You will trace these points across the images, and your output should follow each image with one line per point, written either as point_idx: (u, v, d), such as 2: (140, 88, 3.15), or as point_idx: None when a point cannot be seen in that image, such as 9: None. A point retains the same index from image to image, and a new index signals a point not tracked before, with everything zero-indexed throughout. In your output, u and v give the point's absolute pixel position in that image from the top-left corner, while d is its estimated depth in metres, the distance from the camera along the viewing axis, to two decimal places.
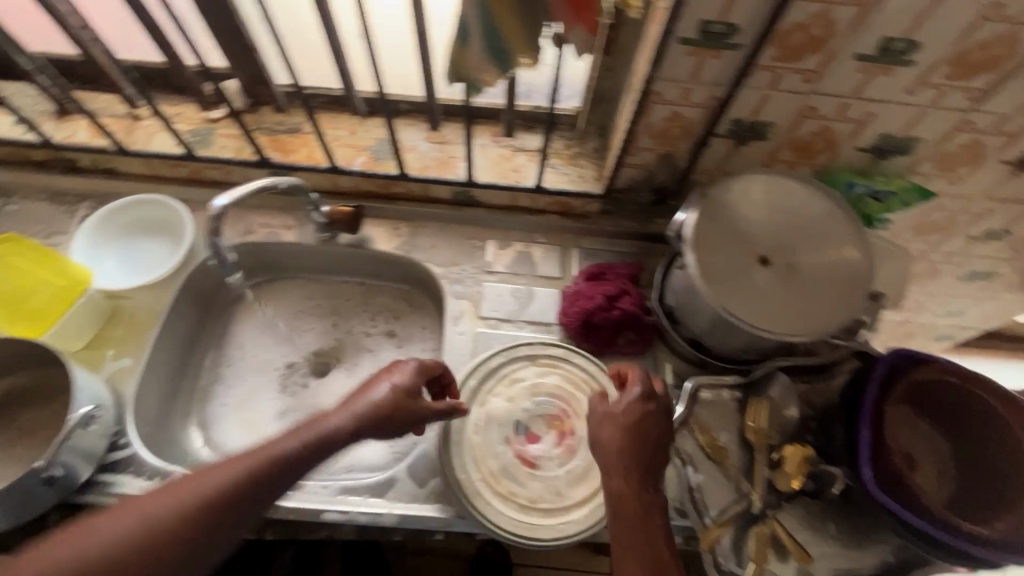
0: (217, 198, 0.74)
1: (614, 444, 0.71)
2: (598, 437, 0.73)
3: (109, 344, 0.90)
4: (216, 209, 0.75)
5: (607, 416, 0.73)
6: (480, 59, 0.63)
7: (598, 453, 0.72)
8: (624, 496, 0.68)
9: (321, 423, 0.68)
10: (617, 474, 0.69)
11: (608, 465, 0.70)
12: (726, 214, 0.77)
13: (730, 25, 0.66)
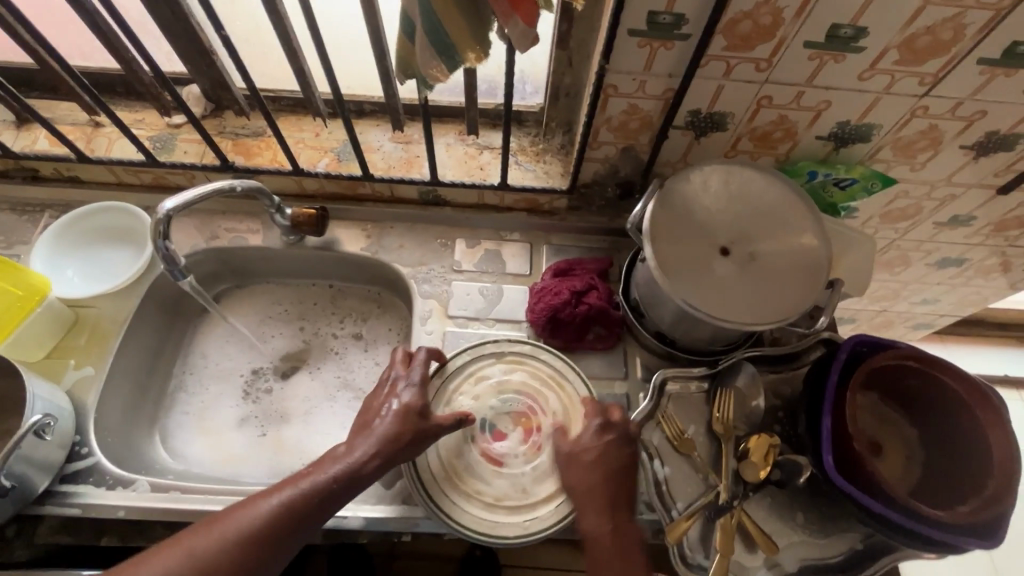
0: (165, 202, 0.74)
1: (583, 483, 0.73)
2: (568, 478, 0.75)
3: (71, 354, 0.88)
4: (164, 213, 0.74)
5: (571, 454, 0.76)
6: (427, 55, 0.62)
7: (570, 491, 0.74)
8: (598, 536, 0.70)
9: (345, 454, 0.69)
10: (591, 514, 0.71)
11: (580, 504, 0.73)
12: (686, 205, 0.77)
13: (677, 15, 0.66)
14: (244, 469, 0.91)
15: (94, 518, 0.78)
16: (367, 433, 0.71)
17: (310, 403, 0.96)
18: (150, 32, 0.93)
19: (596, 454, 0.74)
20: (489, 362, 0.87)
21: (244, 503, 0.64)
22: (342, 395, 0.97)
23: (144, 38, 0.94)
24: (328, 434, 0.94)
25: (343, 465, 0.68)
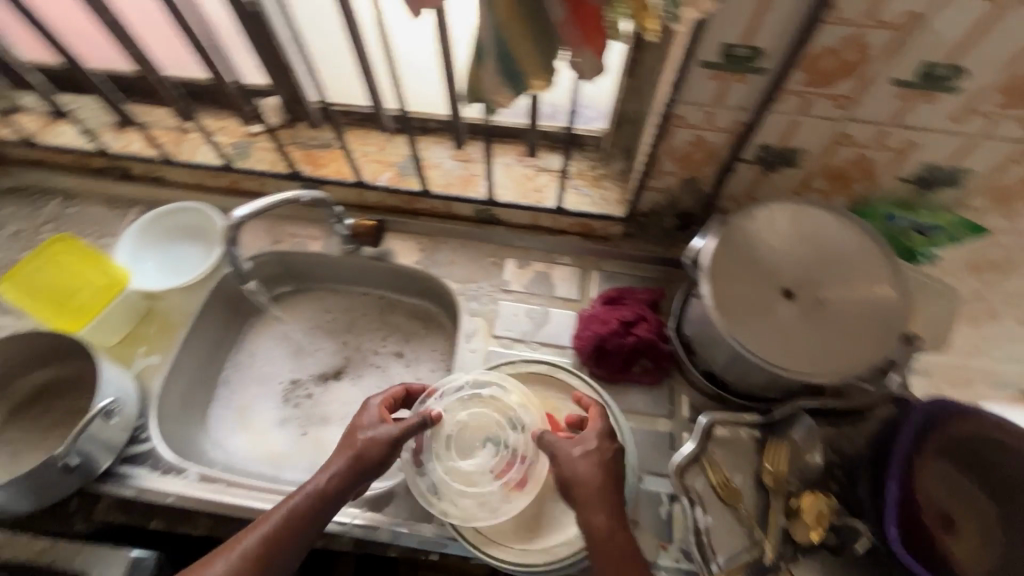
0: (239, 207, 0.79)
1: (596, 481, 0.67)
2: (569, 477, 0.67)
3: (140, 342, 0.95)
4: (238, 217, 0.79)
5: (584, 453, 0.69)
6: (494, 81, 0.63)
7: (574, 490, 0.67)
8: (610, 536, 0.64)
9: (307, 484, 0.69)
10: (601, 509, 0.65)
11: (587, 501, 0.66)
12: (749, 243, 0.73)
13: (755, 48, 0.63)
14: (282, 469, 0.93)
15: (145, 502, 0.82)
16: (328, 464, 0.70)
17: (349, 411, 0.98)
18: None
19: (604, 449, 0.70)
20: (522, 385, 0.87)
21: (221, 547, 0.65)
22: None
23: None
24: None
25: (307, 495, 0.68)
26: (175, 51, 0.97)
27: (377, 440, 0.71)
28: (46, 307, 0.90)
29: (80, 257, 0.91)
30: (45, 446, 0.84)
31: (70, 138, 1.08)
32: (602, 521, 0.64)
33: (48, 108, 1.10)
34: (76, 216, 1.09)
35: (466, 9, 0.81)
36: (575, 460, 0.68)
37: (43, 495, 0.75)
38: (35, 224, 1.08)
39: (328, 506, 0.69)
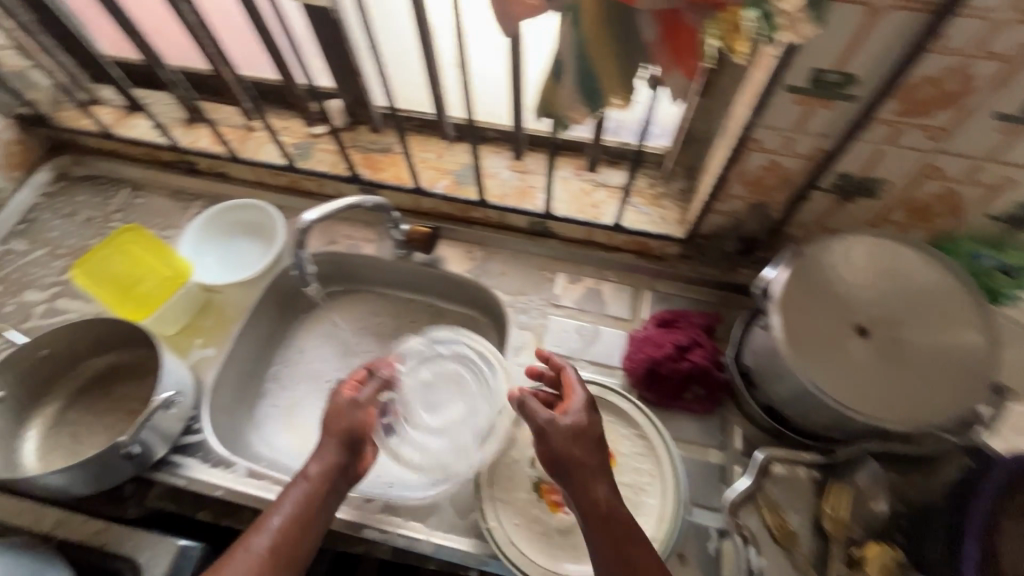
0: (308, 212, 0.80)
1: (595, 456, 0.66)
2: (568, 454, 0.65)
3: (198, 333, 0.98)
4: (306, 222, 0.80)
5: (577, 429, 0.67)
6: (571, 98, 0.62)
7: (572, 468, 0.65)
8: (615, 516, 0.63)
9: (304, 477, 0.69)
10: (602, 484, 0.64)
11: (586, 478, 0.64)
12: (824, 276, 0.70)
13: (848, 75, 0.60)
14: None
15: (195, 492, 0.83)
16: (316, 455, 0.72)
17: None
18: None
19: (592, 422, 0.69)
20: None
21: (229, 555, 0.62)
22: None
23: None
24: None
25: (309, 485, 0.69)
26: (252, 53, 1.00)
27: (356, 416, 0.75)
28: (112, 294, 0.93)
29: (149, 247, 0.95)
30: (105, 429, 0.87)
31: (143, 131, 1.12)
32: (606, 494, 0.64)
33: (125, 102, 1.14)
34: (143, 206, 1.13)
35: (541, 37, 0.81)
36: (573, 440, 0.66)
37: (102, 479, 0.77)
38: (106, 212, 1.12)
39: (328, 496, 0.69)
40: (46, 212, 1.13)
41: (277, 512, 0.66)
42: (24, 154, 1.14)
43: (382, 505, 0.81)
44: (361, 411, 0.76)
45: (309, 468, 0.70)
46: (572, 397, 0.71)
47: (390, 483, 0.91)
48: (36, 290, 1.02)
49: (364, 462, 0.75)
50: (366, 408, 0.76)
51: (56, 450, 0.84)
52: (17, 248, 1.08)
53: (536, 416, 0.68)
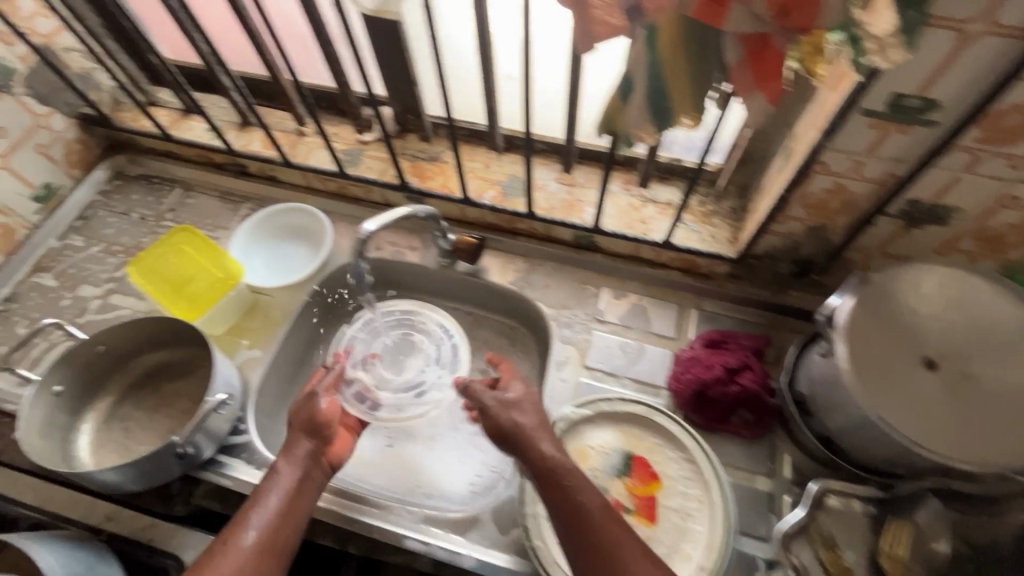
0: (367, 222, 0.78)
1: (530, 420, 0.72)
2: (504, 423, 0.72)
3: (245, 335, 0.99)
4: (364, 233, 0.78)
5: (505, 400, 0.75)
6: (638, 117, 0.61)
7: (513, 435, 0.71)
8: (560, 474, 0.65)
9: (280, 474, 0.73)
10: (542, 441, 0.69)
11: (525, 440, 0.70)
12: (892, 306, 0.68)
13: (930, 100, 0.58)
14: (369, 478, 0.93)
15: (239, 493, 0.84)
16: (285, 455, 0.75)
17: (436, 429, 0.97)
18: None
19: (523, 395, 0.76)
20: (623, 429, 0.82)
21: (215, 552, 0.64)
22: (467, 425, 0.97)
23: None
24: (447, 462, 0.94)
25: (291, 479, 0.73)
26: (310, 60, 1.02)
27: (320, 405, 0.79)
28: (166, 293, 0.95)
29: (201, 248, 0.98)
30: (155, 426, 0.89)
31: (197, 133, 1.14)
32: (547, 451, 0.68)
33: (181, 105, 1.17)
34: (194, 207, 1.15)
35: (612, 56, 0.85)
36: (506, 410, 0.73)
37: (153, 477, 0.79)
38: (159, 211, 1.15)
39: (303, 482, 0.73)
40: (102, 209, 1.16)
41: (260, 507, 0.69)
42: (84, 153, 1.17)
43: (423, 516, 0.81)
44: (324, 400, 0.81)
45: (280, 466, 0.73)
46: (509, 381, 0.79)
47: (429, 492, 0.91)
48: (92, 285, 1.05)
49: (337, 448, 0.80)
50: (327, 397, 0.81)
51: (108, 445, 0.86)
52: (74, 244, 1.11)
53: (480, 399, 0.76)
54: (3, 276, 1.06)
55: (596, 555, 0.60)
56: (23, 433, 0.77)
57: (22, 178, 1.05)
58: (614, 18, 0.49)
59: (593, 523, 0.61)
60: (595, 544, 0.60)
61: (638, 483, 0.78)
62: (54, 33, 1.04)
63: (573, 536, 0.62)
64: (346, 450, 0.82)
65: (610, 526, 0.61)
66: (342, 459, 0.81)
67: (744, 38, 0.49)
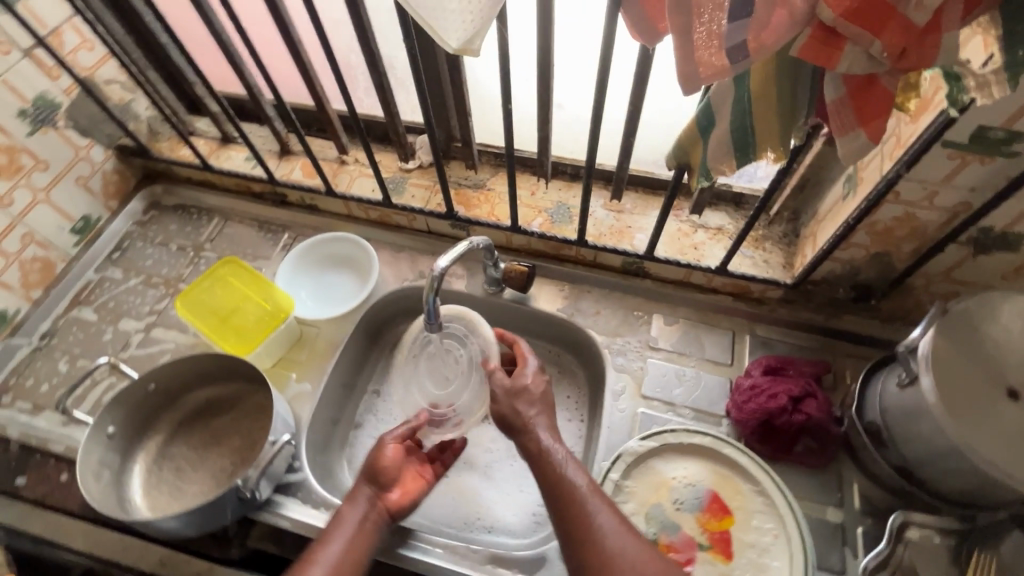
0: (441, 259, 0.73)
1: (530, 408, 0.77)
2: (508, 412, 0.76)
3: (293, 368, 0.97)
4: (438, 270, 0.73)
5: (513, 387, 0.78)
6: (721, 152, 0.60)
7: (512, 421, 0.76)
8: (551, 458, 0.71)
9: (342, 518, 0.73)
10: (539, 430, 0.74)
11: (524, 428, 0.75)
12: (971, 334, 0.67)
13: (1014, 132, 0.59)
14: (426, 515, 0.91)
15: (297, 534, 0.82)
16: (349, 502, 0.75)
17: (490, 461, 0.95)
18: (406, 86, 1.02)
19: (535, 385, 0.79)
20: (690, 461, 0.80)
21: None
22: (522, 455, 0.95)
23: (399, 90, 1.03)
24: (504, 494, 0.92)
25: (353, 524, 0.73)
26: (362, 91, 1.03)
27: (384, 452, 0.78)
28: (212, 328, 0.93)
29: (248, 281, 0.97)
30: (207, 465, 0.86)
31: (237, 163, 1.14)
32: (546, 441, 0.73)
33: (219, 134, 1.17)
34: (233, 237, 1.14)
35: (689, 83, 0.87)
36: (511, 397, 0.77)
37: (211, 522, 0.76)
38: (197, 241, 1.14)
39: (363, 526, 0.73)
40: (139, 240, 1.15)
41: (324, 551, 0.69)
42: (121, 184, 1.16)
43: (489, 555, 0.79)
44: (388, 448, 0.79)
45: (344, 514, 0.74)
46: (523, 366, 0.81)
47: (489, 526, 0.89)
48: (133, 319, 1.04)
49: (399, 498, 0.78)
50: (393, 444, 0.79)
51: (160, 486, 0.84)
52: (112, 276, 1.10)
53: (498, 385, 0.78)
54: (41, 311, 1.04)
55: (580, 532, 0.66)
56: (80, 477, 0.75)
57: (62, 211, 1.04)
58: (717, 59, 0.48)
59: (580, 504, 0.67)
60: (580, 522, 0.66)
61: (710, 517, 0.76)
62: (96, 66, 1.03)
63: (560, 515, 0.68)
64: (410, 498, 0.79)
65: (596, 506, 0.67)
66: (403, 510, 0.78)
67: (848, 77, 0.48)
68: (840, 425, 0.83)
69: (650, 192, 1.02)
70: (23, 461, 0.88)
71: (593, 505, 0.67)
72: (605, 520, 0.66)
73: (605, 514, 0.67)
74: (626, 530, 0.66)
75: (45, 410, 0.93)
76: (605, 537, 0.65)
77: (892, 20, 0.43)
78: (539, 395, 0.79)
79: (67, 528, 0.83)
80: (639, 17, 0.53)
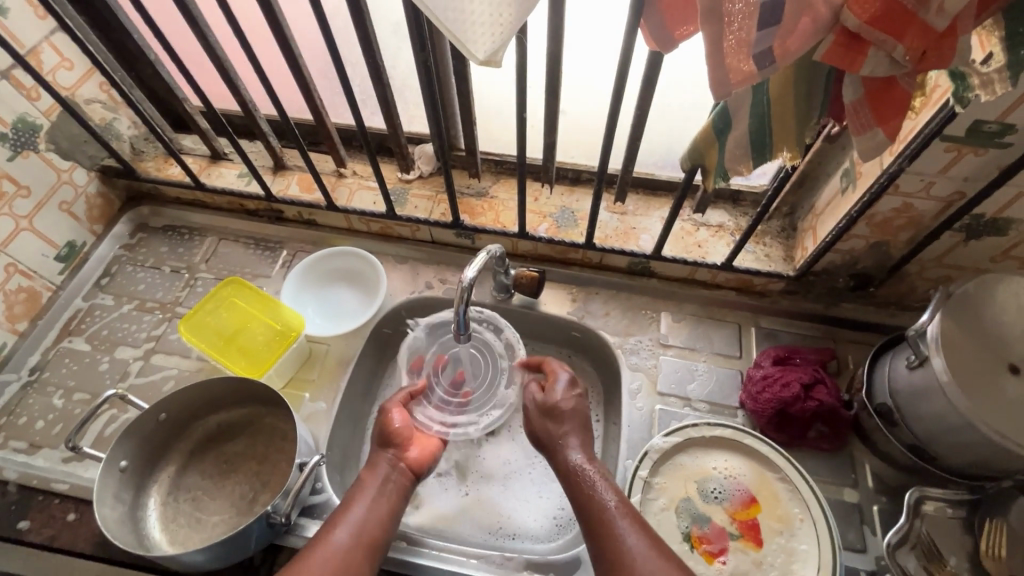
0: (469, 269, 0.75)
1: (563, 425, 0.77)
2: (542, 428, 0.78)
3: (305, 387, 0.95)
4: (467, 281, 0.75)
5: (545, 405, 0.79)
6: (739, 153, 0.62)
7: (545, 441, 0.77)
8: (583, 477, 0.71)
9: (364, 482, 0.73)
10: (569, 450, 0.75)
11: (556, 448, 0.76)
12: (975, 315, 0.72)
13: (1007, 125, 0.63)
14: (447, 528, 0.89)
15: None
16: (370, 469, 0.75)
17: (507, 470, 0.94)
18: (406, 96, 1.02)
19: (569, 408, 0.78)
20: (713, 453, 0.83)
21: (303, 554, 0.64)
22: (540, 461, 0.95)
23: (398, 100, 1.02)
24: (525, 501, 0.91)
25: (375, 486, 0.73)
26: (365, 102, 1.03)
27: (390, 418, 0.79)
28: (219, 350, 0.90)
29: (254, 301, 0.95)
30: (224, 493, 0.84)
31: (230, 180, 1.11)
32: (578, 461, 0.73)
33: (208, 151, 1.13)
34: (227, 256, 1.11)
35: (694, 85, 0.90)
36: (541, 416, 0.78)
37: (239, 553, 0.74)
38: (191, 262, 1.10)
39: (386, 486, 0.73)
40: (128, 264, 1.10)
41: (346, 512, 0.69)
42: (105, 207, 1.11)
43: (524, 562, 0.79)
44: (393, 414, 0.80)
45: (366, 476, 0.74)
46: (553, 383, 0.81)
47: (512, 532, 0.89)
48: (129, 346, 1.00)
49: (418, 457, 0.78)
50: (397, 409, 0.80)
51: (176, 519, 0.81)
52: (103, 304, 1.05)
53: (529, 404, 0.80)
54: (29, 344, 0.99)
55: (609, 553, 0.63)
56: (97, 515, 0.72)
57: (46, 238, 0.99)
58: (747, 65, 0.50)
59: (609, 522, 0.65)
60: (608, 542, 0.64)
61: (739, 508, 0.79)
62: (77, 84, 0.99)
63: (590, 534, 0.66)
64: (428, 458, 0.79)
65: (625, 527, 0.65)
66: (425, 468, 0.78)
67: (866, 79, 0.51)
68: (850, 408, 0.87)
69: (651, 193, 1.04)
70: (24, 504, 0.84)
71: (621, 525, 0.65)
72: (635, 542, 0.63)
73: (634, 536, 0.64)
74: (657, 555, 0.62)
75: (43, 448, 0.89)
76: (632, 559, 0.62)
77: (913, 25, 0.45)
78: (569, 412, 0.78)
79: (79, 571, 0.79)
80: (658, 26, 0.54)
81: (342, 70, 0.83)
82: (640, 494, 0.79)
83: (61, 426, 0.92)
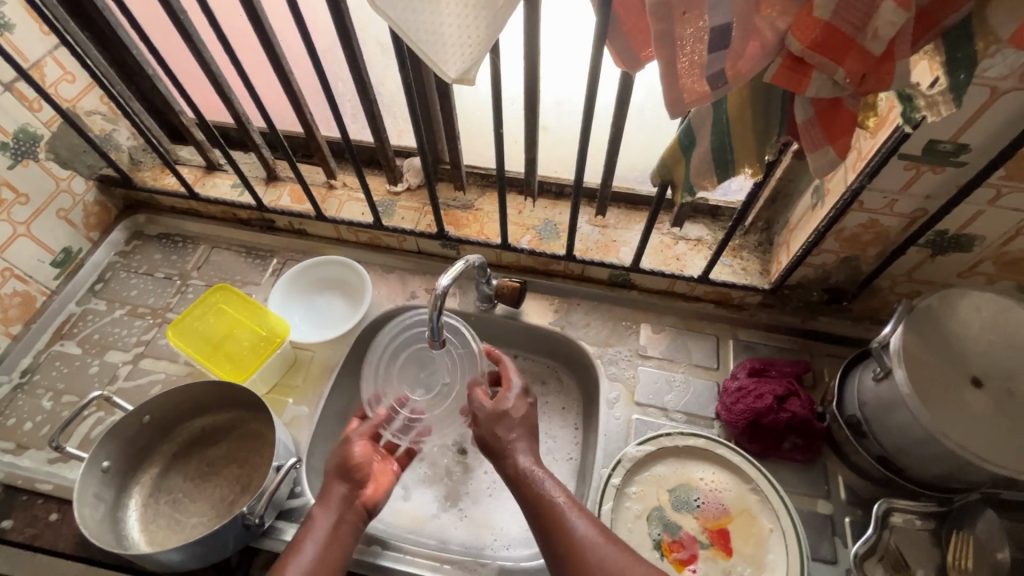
0: (443, 276, 0.77)
1: (511, 431, 0.75)
2: (493, 430, 0.75)
3: (289, 393, 0.97)
4: (441, 287, 0.77)
5: (494, 412, 0.76)
6: (703, 169, 0.65)
7: (492, 445, 0.75)
8: (529, 476, 0.71)
9: (313, 524, 0.72)
10: (519, 454, 0.73)
11: (502, 452, 0.74)
12: (937, 329, 0.75)
13: (961, 145, 0.65)
14: (433, 535, 0.90)
15: None
16: (322, 504, 0.74)
17: (493, 481, 0.94)
18: (393, 111, 1.06)
19: (516, 409, 0.77)
20: (685, 461, 0.85)
21: None
22: None
23: (386, 115, 1.07)
24: (514, 510, 0.92)
25: (325, 528, 0.71)
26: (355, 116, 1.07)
27: (352, 449, 0.78)
28: (206, 355, 0.93)
29: (241, 308, 0.97)
30: (204, 496, 0.86)
31: (224, 190, 1.14)
32: (524, 462, 0.72)
33: (204, 162, 1.17)
34: (218, 263, 1.14)
35: None
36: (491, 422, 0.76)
37: (210, 554, 0.74)
38: (183, 269, 1.13)
39: (336, 529, 0.72)
40: (122, 271, 1.12)
41: (295, 557, 0.68)
42: (102, 215, 1.14)
43: (497, 567, 0.81)
44: (358, 446, 0.79)
45: (315, 518, 0.72)
46: (506, 389, 0.79)
47: (504, 543, 0.89)
48: (119, 350, 1.02)
49: (373, 493, 0.77)
50: (361, 441, 0.80)
51: (157, 520, 0.83)
52: (95, 309, 1.07)
53: (478, 408, 0.77)
54: (21, 347, 1.01)
55: (561, 546, 0.64)
56: (76, 512, 0.73)
57: (43, 244, 1.02)
58: (700, 85, 0.53)
59: (560, 515, 0.66)
60: (557, 534, 0.65)
61: (708, 518, 0.81)
62: (78, 97, 1.02)
63: (541, 531, 0.67)
64: (383, 491, 0.78)
65: (574, 517, 0.66)
66: (378, 505, 0.77)
67: (815, 101, 0.54)
68: (823, 420, 0.87)
69: (632, 207, 1.07)
70: (8, 503, 0.85)
71: (570, 516, 0.66)
72: (585, 531, 0.65)
73: (583, 525, 0.65)
74: (607, 540, 0.64)
75: (29, 449, 0.91)
76: (585, 547, 0.63)
77: (852, 50, 0.48)
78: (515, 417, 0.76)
79: (59, 571, 0.80)
80: (622, 47, 0.57)
81: (329, 86, 0.86)
82: (613, 502, 0.80)
83: (49, 427, 0.94)
